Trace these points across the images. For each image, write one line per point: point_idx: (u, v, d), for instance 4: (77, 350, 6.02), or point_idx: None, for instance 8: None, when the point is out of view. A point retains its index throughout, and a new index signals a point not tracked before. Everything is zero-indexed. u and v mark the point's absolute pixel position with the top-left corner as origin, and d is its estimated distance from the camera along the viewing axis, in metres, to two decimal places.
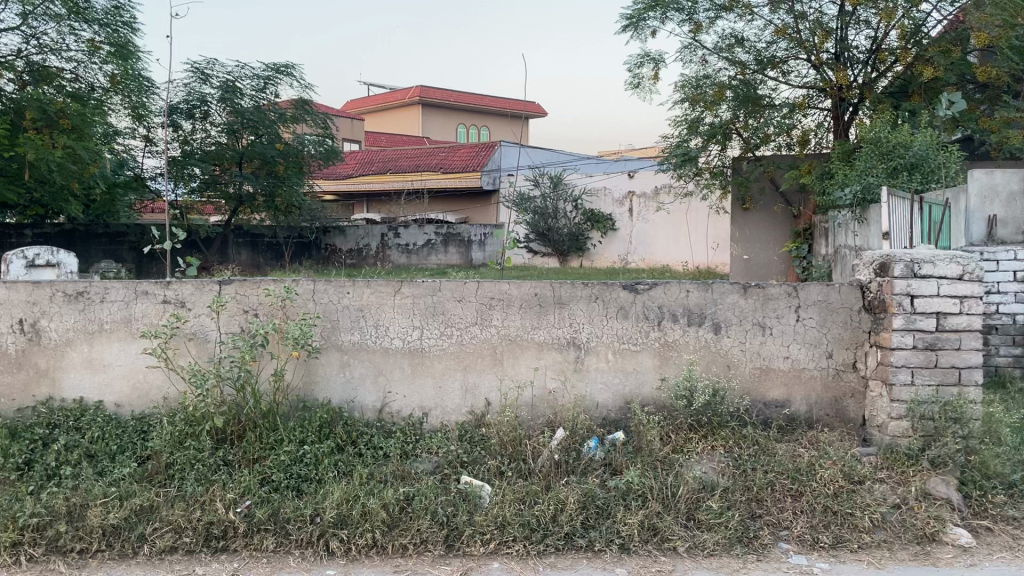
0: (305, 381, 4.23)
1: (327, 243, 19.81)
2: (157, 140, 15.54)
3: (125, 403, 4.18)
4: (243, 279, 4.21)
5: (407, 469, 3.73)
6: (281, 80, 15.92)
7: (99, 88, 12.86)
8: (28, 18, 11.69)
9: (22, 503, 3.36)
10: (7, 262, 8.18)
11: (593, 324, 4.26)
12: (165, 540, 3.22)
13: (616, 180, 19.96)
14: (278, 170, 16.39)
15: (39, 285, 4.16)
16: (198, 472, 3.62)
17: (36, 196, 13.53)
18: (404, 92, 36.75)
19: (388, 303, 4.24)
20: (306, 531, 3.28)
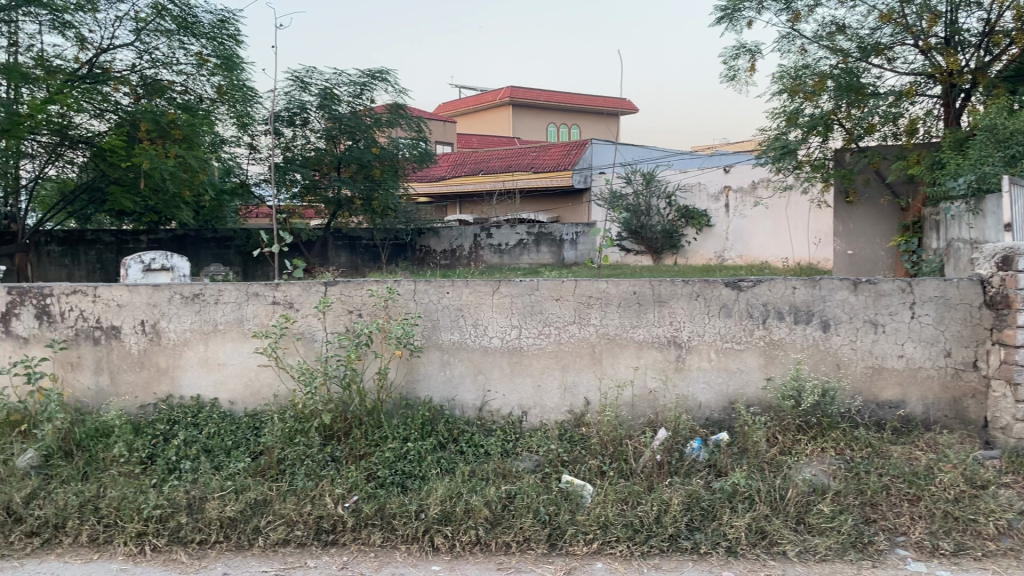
0: (407, 379, 4.31)
1: (422, 245, 20.20)
2: (261, 148, 16.14)
3: (238, 401, 4.35)
4: (347, 280, 4.32)
5: (509, 467, 3.74)
6: (376, 85, 16.29)
7: (207, 99, 13.46)
8: (141, 34, 12.33)
9: (146, 495, 3.54)
10: (126, 267, 8.71)
11: (694, 322, 4.19)
12: (278, 533, 3.32)
13: (711, 176, 19.55)
14: (375, 174, 16.77)
15: (158, 288, 4.37)
16: (308, 467, 3.74)
17: (150, 204, 14.27)
18: (494, 93, 37.04)
19: (487, 303, 4.27)
20: (412, 527, 3.34)
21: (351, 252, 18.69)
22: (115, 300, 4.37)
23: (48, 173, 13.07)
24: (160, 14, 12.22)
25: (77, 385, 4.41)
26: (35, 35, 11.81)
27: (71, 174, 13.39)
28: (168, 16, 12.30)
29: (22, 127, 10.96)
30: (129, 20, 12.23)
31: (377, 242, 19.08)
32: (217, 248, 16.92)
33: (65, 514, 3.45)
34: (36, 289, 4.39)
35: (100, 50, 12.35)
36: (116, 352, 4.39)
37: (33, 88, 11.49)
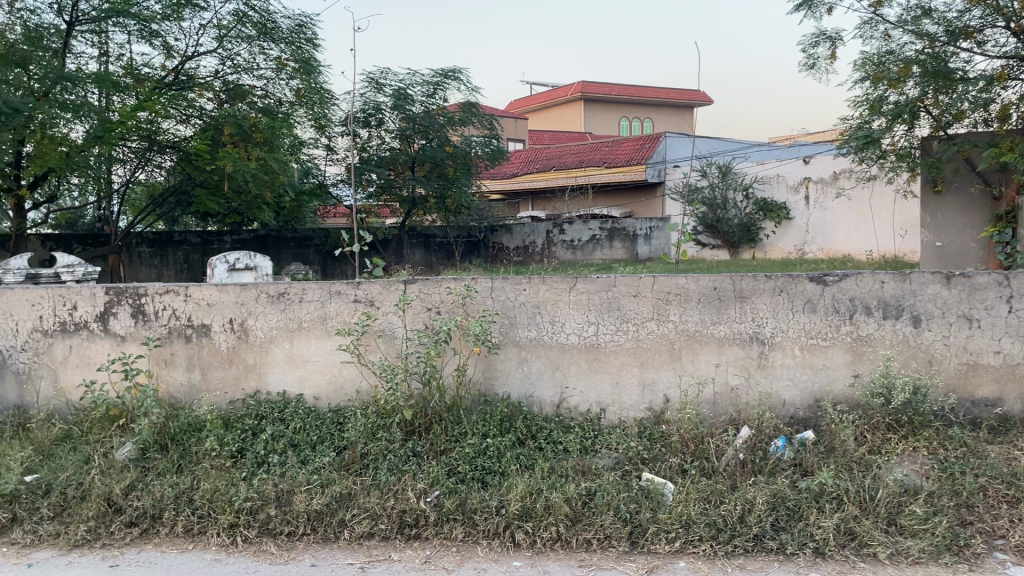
0: (486, 376, 4.34)
1: (494, 242, 20.50)
2: (338, 149, 16.48)
3: (323, 397, 4.46)
4: (426, 278, 4.38)
5: (588, 464, 3.74)
6: (449, 84, 16.44)
7: (286, 102, 13.81)
8: (223, 41, 12.73)
9: (237, 488, 3.67)
10: (212, 267, 9.02)
11: (777, 318, 4.10)
12: (363, 526, 3.40)
13: (790, 167, 19.10)
14: (448, 172, 16.93)
15: (245, 287, 4.52)
16: (390, 462, 3.81)
17: (233, 205, 14.73)
18: (565, 89, 36.97)
19: (564, 300, 4.27)
20: (493, 522, 3.36)
21: (425, 250, 18.89)
22: (206, 299, 4.53)
23: (138, 177, 13.63)
24: (242, 21, 12.61)
25: (171, 381, 4.58)
26: (125, 45, 12.32)
27: (159, 178, 13.93)
28: (249, 23, 12.68)
29: (114, 133, 11.48)
30: (212, 28, 12.64)
31: (451, 240, 19.36)
32: (297, 247, 17.33)
33: (162, 505, 3.60)
34: (132, 289, 4.58)
35: (185, 58, 12.80)
36: (207, 350, 4.55)
37: (125, 96, 12.00)
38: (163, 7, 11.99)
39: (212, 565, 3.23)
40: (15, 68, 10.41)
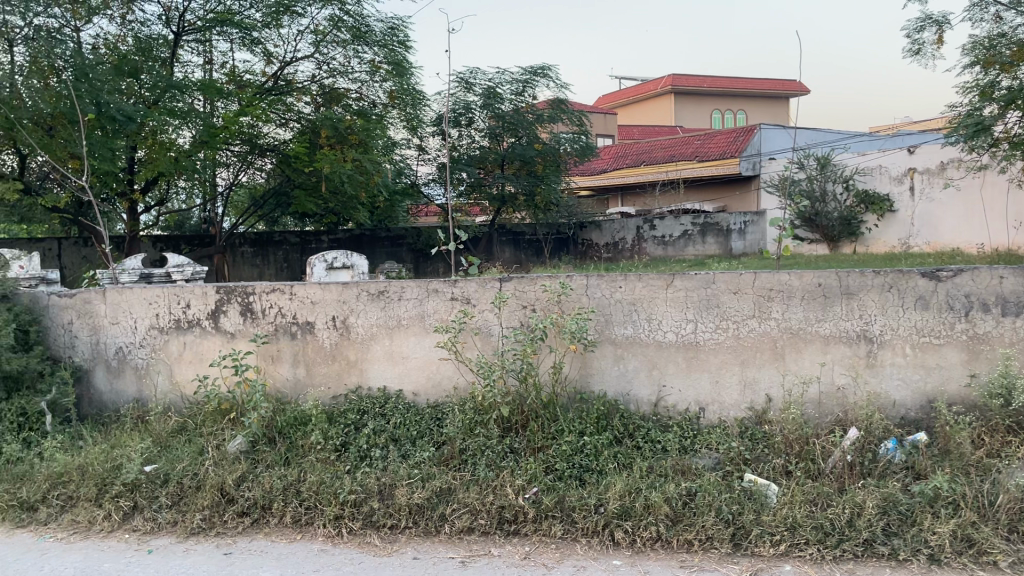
0: (582, 373, 4.32)
1: (584, 239, 20.36)
2: (429, 149, 16.74)
3: (421, 393, 4.54)
4: (521, 276, 4.40)
5: (688, 464, 3.68)
6: (538, 82, 16.46)
7: (380, 104, 14.09)
8: (320, 46, 13.10)
9: (341, 481, 3.78)
10: (311, 266, 9.29)
11: (886, 315, 3.95)
12: (463, 521, 3.45)
13: (893, 157, 18.36)
14: (537, 169, 16.95)
15: (347, 286, 4.64)
16: (489, 458, 3.85)
17: (331, 206, 15.16)
18: (655, 83, 36.54)
19: (661, 297, 4.22)
20: (591, 519, 3.36)
21: (515, 247, 18.93)
22: (309, 298, 4.68)
23: (241, 180, 14.17)
24: (337, 26, 12.94)
25: (277, 376, 4.74)
26: (228, 52, 12.81)
27: (260, 180, 14.45)
28: (344, 27, 13.00)
29: (218, 138, 12.00)
30: (309, 34, 13.02)
31: (540, 237, 19.41)
32: (390, 246, 17.66)
33: (271, 496, 3.74)
34: (241, 288, 4.78)
35: (283, 63, 13.23)
36: (311, 346, 4.70)
37: (228, 102, 12.49)
38: (263, 15, 12.41)
39: (319, 556, 3.34)
40: (128, 78, 11.01)
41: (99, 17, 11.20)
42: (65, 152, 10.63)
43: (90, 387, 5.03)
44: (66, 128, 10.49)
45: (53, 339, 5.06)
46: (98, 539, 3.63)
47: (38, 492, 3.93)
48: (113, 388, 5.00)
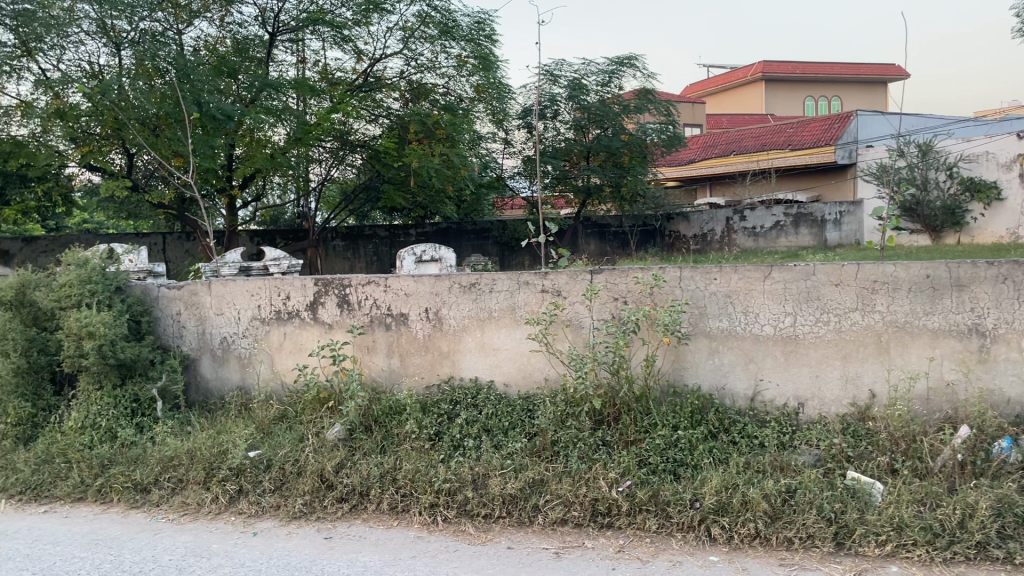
0: (675, 367, 4.26)
1: (672, 230, 20.02)
2: (514, 142, 16.81)
3: (513, 384, 4.56)
4: (612, 268, 4.37)
5: (787, 460, 3.59)
6: (625, 72, 16.30)
7: (467, 98, 14.15)
8: (408, 42, 13.29)
9: (436, 469, 3.84)
10: (401, 259, 9.47)
11: (1001, 308, 3.77)
12: (556, 512, 3.46)
13: (1002, 143, 17.53)
14: (624, 160, 16.80)
15: (440, 278, 4.71)
16: (581, 450, 3.84)
17: (419, 200, 15.40)
18: (745, 70, 35.69)
19: (758, 289, 4.12)
20: (686, 514, 3.32)
21: (600, 239, 18.83)
22: (403, 290, 4.78)
23: (333, 176, 14.50)
24: (425, 21, 13.10)
25: (372, 366, 4.85)
26: (320, 51, 13.14)
27: (351, 176, 14.76)
28: (431, 23, 13.16)
29: (311, 135, 12.27)
30: (398, 30, 13.23)
31: (626, 229, 19.21)
32: (476, 239, 17.80)
33: (369, 482, 3.84)
34: (338, 281, 4.91)
35: (373, 60, 13.49)
36: (405, 337, 4.78)
37: (320, 100, 12.80)
38: (353, 14, 12.66)
39: (416, 543, 3.40)
40: (226, 78, 11.43)
41: (199, 19, 11.65)
42: (169, 150, 11.14)
43: (197, 374, 5.25)
44: (170, 128, 10.99)
45: (162, 328, 5.30)
46: (206, 520, 3.79)
47: (151, 475, 4.13)
48: (218, 376, 5.21)
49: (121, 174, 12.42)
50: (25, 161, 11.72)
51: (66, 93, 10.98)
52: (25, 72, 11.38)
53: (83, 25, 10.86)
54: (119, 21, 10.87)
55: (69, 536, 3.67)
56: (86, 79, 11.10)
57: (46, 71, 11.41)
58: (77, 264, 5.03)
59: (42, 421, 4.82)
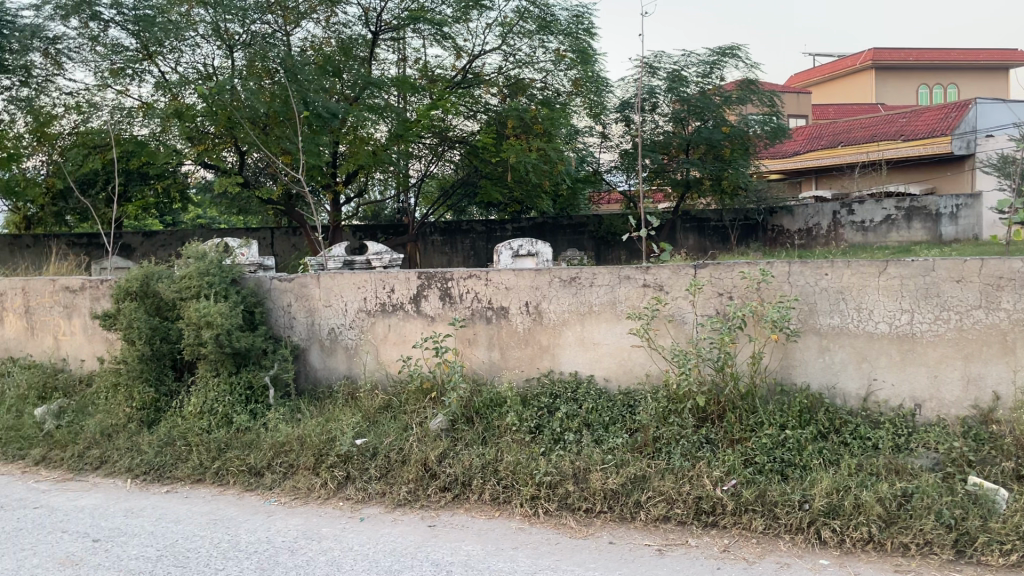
0: (783, 364, 4.14)
1: (774, 225, 19.06)
2: (612, 136, 16.69)
3: (613, 379, 4.52)
4: (717, 262, 4.28)
5: (902, 463, 3.46)
6: (727, 63, 15.92)
7: (564, 93, 14.09)
8: (507, 37, 13.36)
9: (537, 462, 3.86)
10: (498, 253, 9.56)
11: None
12: (658, 509, 3.43)
13: None
14: (724, 153, 16.43)
15: (540, 272, 4.72)
16: (684, 447, 3.79)
17: (516, 195, 15.48)
18: (854, 58, 34.38)
19: (872, 285, 3.96)
20: (794, 515, 3.24)
21: (699, 234, 18.59)
22: (504, 283, 4.81)
23: (432, 172, 14.72)
24: (524, 17, 13.14)
25: (474, 358, 4.92)
26: (420, 49, 13.36)
27: (449, 172, 14.96)
28: (530, 18, 13.15)
29: (411, 131, 12.54)
30: (497, 26, 13.31)
31: (726, 223, 18.74)
32: (572, 233, 17.64)
33: (471, 473, 3.90)
34: (440, 274, 4.99)
35: (472, 57, 13.61)
36: (506, 330, 4.82)
37: (420, 97, 13.01)
38: (453, 11, 12.80)
39: (518, 534, 3.44)
40: (331, 77, 11.79)
41: (306, 21, 12.01)
42: (278, 147, 11.57)
43: (306, 363, 5.44)
44: (279, 127, 11.42)
45: (274, 319, 5.51)
46: (316, 505, 3.94)
47: (264, 460, 4.31)
48: (326, 365, 5.38)
49: (233, 171, 12.97)
50: (147, 159, 12.40)
51: (183, 94, 11.59)
52: (147, 76, 12.03)
53: (199, 29, 11.40)
54: (233, 23, 11.33)
55: (189, 515, 3.87)
56: (202, 80, 11.66)
57: (165, 73, 12.03)
58: (196, 257, 5.29)
59: (164, 406, 5.11)
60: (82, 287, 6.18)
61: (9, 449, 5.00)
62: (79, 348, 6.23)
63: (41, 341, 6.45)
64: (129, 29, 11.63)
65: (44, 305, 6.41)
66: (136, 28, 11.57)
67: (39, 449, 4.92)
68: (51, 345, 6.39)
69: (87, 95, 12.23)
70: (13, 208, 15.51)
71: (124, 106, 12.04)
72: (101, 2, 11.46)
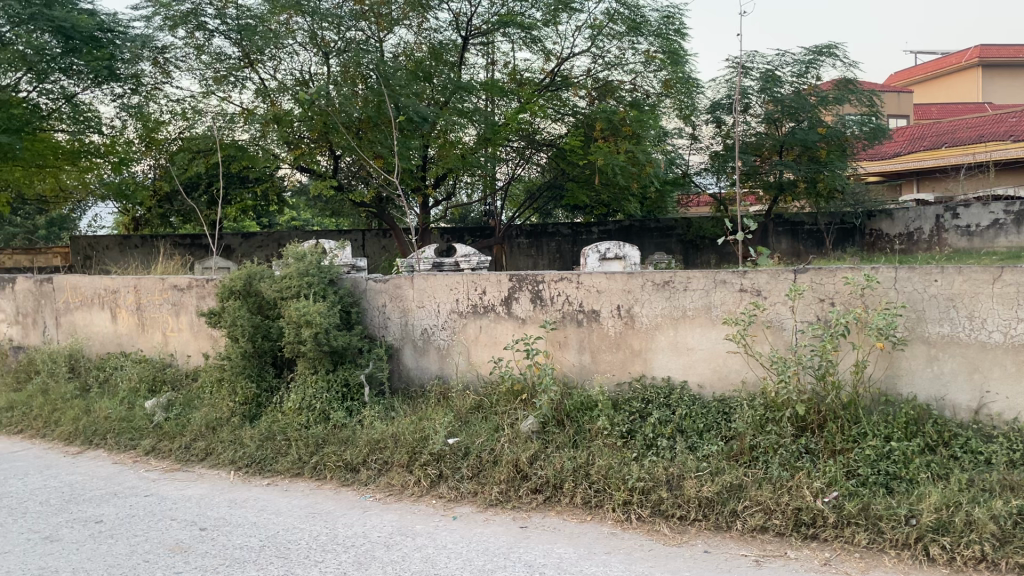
0: (889, 374, 4.00)
1: (871, 229, 18.43)
2: (702, 137, 16.41)
3: (707, 385, 4.44)
4: (818, 267, 4.15)
5: (1018, 479, 3.29)
6: (823, 62, 15.49)
7: (654, 94, 13.93)
8: (597, 39, 13.30)
9: (629, 467, 3.83)
10: (585, 257, 9.53)
11: None
12: (756, 519, 3.35)
13: None
14: (820, 155, 15.83)
15: (632, 276, 4.67)
16: (782, 457, 3.70)
17: (603, 198, 15.37)
18: (959, 55, 32.95)
19: (986, 292, 3.76)
20: (900, 530, 3.13)
21: (793, 238, 18.24)
22: (596, 286, 4.79)
23: (519, 174, 14.78)
24: (614, 18, 13.03)
25: (565, 361, 4.92)
26: (510, 53, 13.46)
27: (536, 174, 15.00)
28: (620, 20, 13.06)
29: (500, 135, 12.61)
30: (586, 28, 13.27)
31: (821, 227, 18.28)
32: (660, 237, 17.40)
33: (562, 475, 3.89)
34: (532, 276, 5.01)
35: (561, 60, 13.64)
36: (597, 334, 4.80)
37: (508, 100, 13.11)
38: (543, 14, 12.76)
39: (611, 539, 3.42)
40: (421, 82, 12.02)
41: (399, 27, 12.24)
42: (370, 151, 11.85)
43: (400, 363, 5.55)
44: (372, 131, 11.71)
45: (369, 319, 5.66)
46: (410, 502, 4.02)
47: (360, 456, 4.42)
48: (419, 365, 5.48)
49: (328, 175, 13.34)
50: (247, 163, 12.89)
51: (281, 100, 11.99)
52: (248, 82, 12.48)
53: (297, 37, 11.77)
54: (328, 31, 11.71)
55: (289, 508, 3.99)
56: (298, 86, 12.06)
57: (265, 80, 12.46)
58: (296, 258, 5.46)
59: (264, 401, 5.28)
60: (189, 285, 6.46)
61: (122, 439, 5.27)
62: (186, 344, 6.51)
63: (152, 336, 6.77)
64: (232, 38, 12.12)
65: (154, 302, 6.72)
66: (239, 37, 12.05)
67: (150, 440, 5.17)
68: (160, 341, 6.70)
69: (192, 102, 12.80)
70: (123, 209, 16.34)
71: (227, 112, 12.54)
72: (206, 13, 11.98)
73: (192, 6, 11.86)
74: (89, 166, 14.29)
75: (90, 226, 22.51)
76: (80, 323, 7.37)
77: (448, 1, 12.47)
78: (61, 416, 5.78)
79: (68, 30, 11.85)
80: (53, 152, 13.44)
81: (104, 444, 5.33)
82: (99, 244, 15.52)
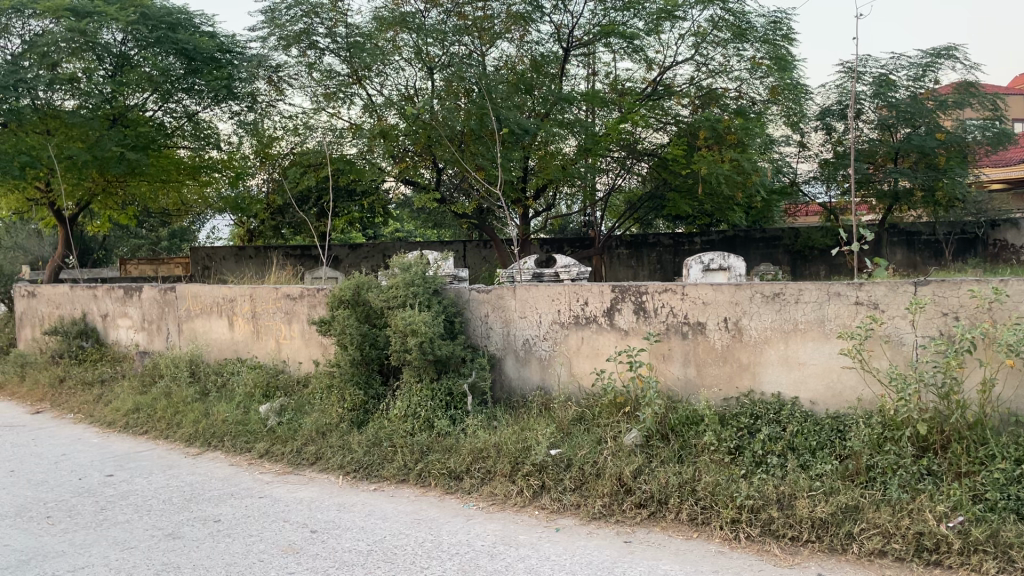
0: (1019, 394, 3.77)
1: (997, 239, 17.20)
2: (811, 145, 15.92)
3: (820, 401, 4.29)
4: (941, 279, 3.95)
5: None
6: (942, 64, 14.79)
7: (760, 101, 13.61)
8: (700, 46, 13.10)
9: (737, 484, 3.72)
10: (687, 267, 9.35)
11: None
12: (874, 542, 3.21)
13: None
14: (939, 162, 15.02)
15: (740, 287, 4.55)
16: (902, 479, 3.54)
17: (706, 207, 15.05)
18: None
19: None
20: None
21: (909, 248, 17.43)
22: (701, 298, 4.68)
23: (619, 185, 14.61)
24: (718, 25, 12.78)
25: (668, 374, 4.83)
26: (611, 63, 13.41)
27: (636, 185, 14.80)
28: (725, 27, 12.79)
29: (601, 144, 12.63)
30: (690, 36, 13.11)
31: (940, 237, 17.29)
32: (766, 248, 16.91)
33: (667, 490, 3.82)
34: (635, 287, 4.96)
35: (663, 69, 13.51)
36: (702, 346, 4.70)
37: (610, 111, 13.11)
38: (646, 23, 12.66)
39: (719, 557, 3.34)
40: (523, 94, 12.11)
41: (501, 41, 12.36)
42: (473, 164, 12.04)
43: (502, 373, 5.60)
44: (474, 144, 11.91)
45: (472, 329, 5.73)
46: (512, 512, 4.04)
47: (463, 464, 4.47)
48: (521, 375, 5.51)
49: (431, 188, 13.57)
50: (354, 177, 13.31)
51: (387, 115, 12.30)
52: (356, 98, 12.84)
53: (403, 54, 12.08)
54: (433, 47, 11.97)
55: (395, 513, 4.07)
56: (404, 101, 12.36)
57: (372, 96, 12.82)
58: (402, 268, 5.59)
59: (372, 408, 5.41)
60: (301, 294, 6.69)
61: (239, 441, 5.51)
62: (297, 350, 6.75)
63: (265, 344, 7.05)
64: (341, 56, 12.53)
65: (268, 311, 7.00)
66: (348, 54, 12.47)
67: (263, 443, 5.38)
68: (273, 348, 6.97)
69: (303, 118, 13.28)
70: (239, 222, 17.09)
71: (336, 127, 12.96)
72: (318, 32, 12.43)
73: (305, 26, 12.34)
74: (208, 180, 15.06)
75: (208, 237, 23.61)
76: (200, 330, 7.75)
77: (550, 14, 12.57)
78: (183, 418, 6.08)
79: (191, 51, 12.60)
80: (176, 167, 14.21)
81: (222, 446, 5.58)
82: (216, 254, 16.26)
